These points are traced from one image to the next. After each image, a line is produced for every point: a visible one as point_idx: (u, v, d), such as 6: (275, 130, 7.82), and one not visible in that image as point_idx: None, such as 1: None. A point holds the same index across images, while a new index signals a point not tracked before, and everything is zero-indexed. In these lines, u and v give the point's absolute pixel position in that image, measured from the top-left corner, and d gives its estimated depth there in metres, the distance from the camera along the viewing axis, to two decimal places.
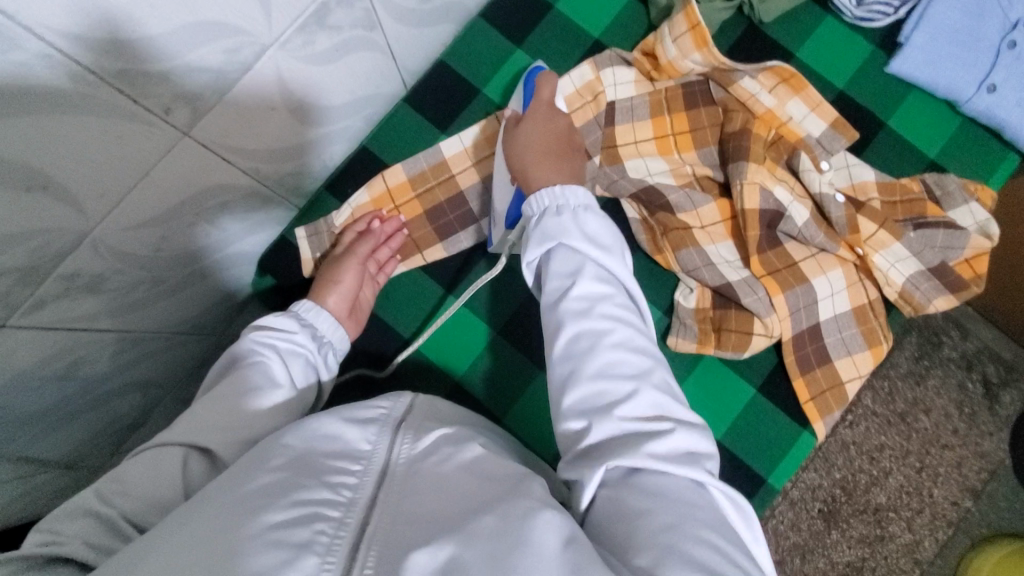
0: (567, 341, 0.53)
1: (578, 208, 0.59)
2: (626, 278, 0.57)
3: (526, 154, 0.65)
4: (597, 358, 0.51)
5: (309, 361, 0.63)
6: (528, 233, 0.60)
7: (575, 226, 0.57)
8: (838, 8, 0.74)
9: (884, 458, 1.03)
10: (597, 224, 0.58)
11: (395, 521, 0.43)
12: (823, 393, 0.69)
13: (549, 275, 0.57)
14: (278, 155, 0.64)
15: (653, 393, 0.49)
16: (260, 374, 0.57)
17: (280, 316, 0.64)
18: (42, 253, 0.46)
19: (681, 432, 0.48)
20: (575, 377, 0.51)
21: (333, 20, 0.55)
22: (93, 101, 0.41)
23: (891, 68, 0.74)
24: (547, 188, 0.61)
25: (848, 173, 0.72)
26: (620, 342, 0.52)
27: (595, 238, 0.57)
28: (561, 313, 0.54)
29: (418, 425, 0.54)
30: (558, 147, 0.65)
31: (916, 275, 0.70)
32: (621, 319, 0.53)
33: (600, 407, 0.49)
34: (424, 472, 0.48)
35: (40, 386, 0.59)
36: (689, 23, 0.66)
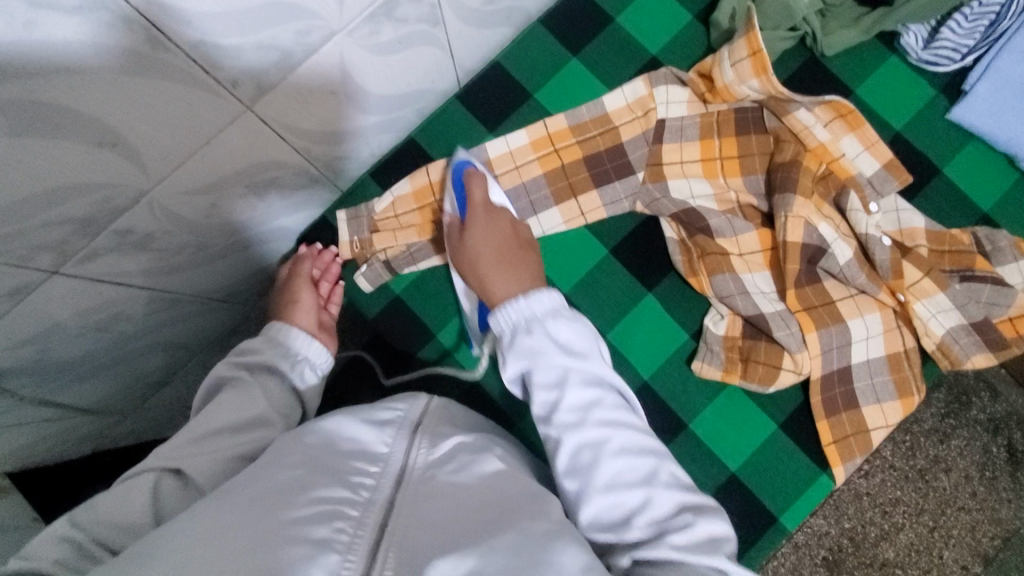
0: (570, 457, 0.55)
1: (547, 318, 0.60)
2: (609, 376, 0.59)
3: (480, 264, 0.66)
4: (604, 470, 0.53)
5: (284, 377, 0.64)
6: (503, 352, 0.60)
7: (548, 340, 0.59)
8: (903, 48, 0.74)
9: (898, 513, 1.00)
10: (569, 329, 0.60)
11: (408, 525, 0.45)
12: (847, 437, 0.67)
13: (534, 387, 0.58)
14: (330, 138, 0.65)
15: (665, 492, 0.52)
16: (240, 393, 0.60)
17: (255, 339, 0.66)
18: (101, 207, 0.48)
19: (701, 522, 0.50)
20: (586, 494, 0.52)
21: (400, 14, 0.56)
22: (169, 67, 0.42)
23: (951, 115, 0.72)
24: (512, 302, 0.61)
25: (896, 217, 0.71)
26: (622, 447, 0.54)
27: (570, 346, 0.59)
28: (557, 429, 0.56)
29: (433, 430, 0.55)
30: (508, 253, 0.66)
31: (956, 328, 0.68)
32: (615, 423, 0.55)
33: (620, 518, 0.51)
34: (438, 479, 0.50)
35: (78, 335, 0.61)
36: (750, 49, 0.66)
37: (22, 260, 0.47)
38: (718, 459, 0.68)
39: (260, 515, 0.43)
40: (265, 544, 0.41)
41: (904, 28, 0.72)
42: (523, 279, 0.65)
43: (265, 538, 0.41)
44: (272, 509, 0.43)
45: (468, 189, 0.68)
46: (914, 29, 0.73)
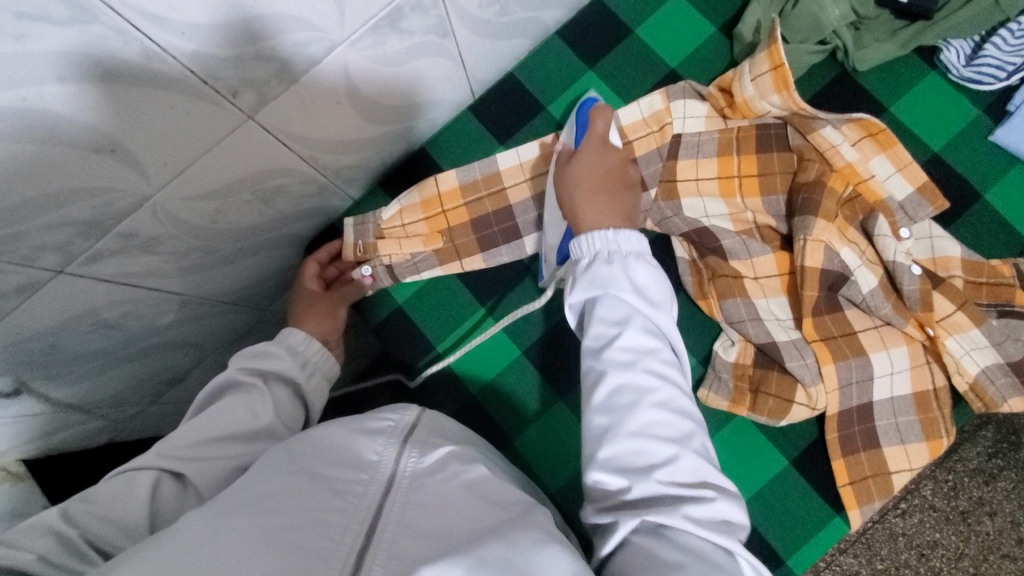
0: (608, 394, 0.51)
1: (630, 257, 0.56)
2: (672, 334, 0.55)
3: (576, 190, 0.62)
4: (640, 416, 0.49)
5: (296, 389, 0.65)
6: (575, 275, 0.57)
7: (626, 275, 0.55)
8: (943, 65, 0.69)
9: (936, 557, 0.93)
10: (650, 276, 0.55)
11: (398, 534, 0.43)
12: (865, 479, 0.63)
13: (595, 318, 0.54)
14: (337, 147, 0.66)
15: (692, 460, 0.48)
16: (249, 402, 0.59)
17: (273, 346, 0.65)
18: (104, 211, 0.49)
19: (722, 502, 0.47)
20: (614, 432, 0.49)
21: (405, 25, 0.56)
22: (166, 78, 0.43)
23: (995, 137, 0.67)
24: (600, 231, 0.57)
25: (930, 244, 0.66)
26: (664, 404, 0.50)
27: (646, 292, 0.55)
28: (605, 363, 0.52)
29: (425, 439, 0.53)
30: (608, 182, 0.62)
31: (993, 368, 0.62)
32: (666, 378, 0.51)
33: (639, 469, 0.48)
34: (428, 488, 0.48)
35: (90, 331, 0.63)
36: (771, 63, 0.62)
37: (28, 259, 0.48)
38: None
39: (244, 519, 0.41)
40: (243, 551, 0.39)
41: (945, 43, 0.68)
42: (622, 214, 0.61)
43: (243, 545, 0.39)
44: (254, 514, 0.42)
45: (589, 121, 0.66)
46: (956, 45, 0.68)
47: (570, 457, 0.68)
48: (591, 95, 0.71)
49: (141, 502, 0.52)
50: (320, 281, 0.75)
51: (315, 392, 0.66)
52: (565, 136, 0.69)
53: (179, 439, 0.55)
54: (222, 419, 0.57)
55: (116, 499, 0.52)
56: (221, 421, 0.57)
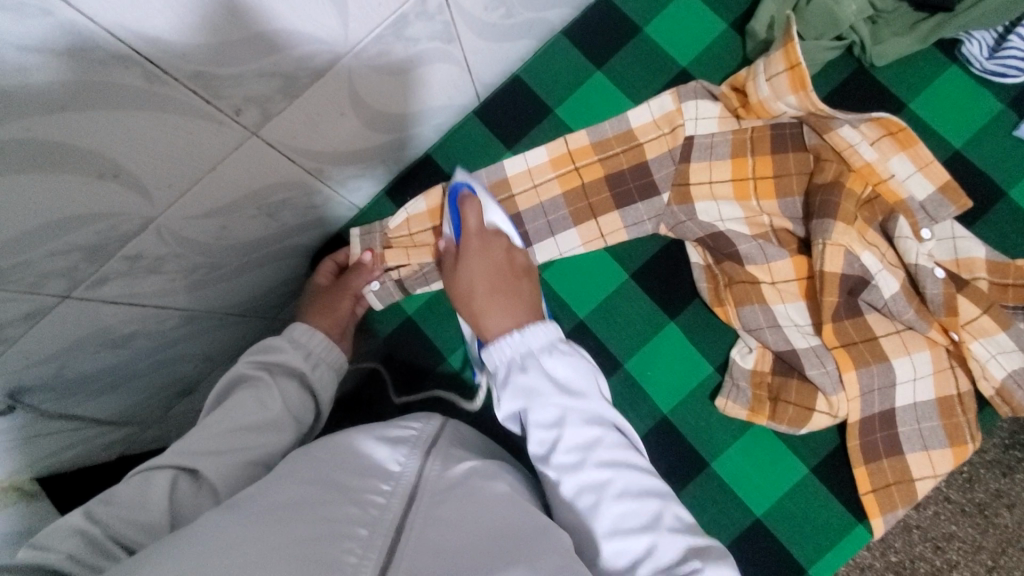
0: (571, 500, 0.51)
1: (542, 353, 0.56)
2: (608, 410, 0.55)
3: (474, 297, 0.62)
4: (606, 515, 0.50)
5: (303, 379, 0.63)
6: (499, 392, 0.57)
7: (545, 378, 0.55)
8: (965, 58, 0.67)
9: (952, 549, 0.89)
10: (565, 363, 0.56)
11: (417, 548, 0.41)
12: (888, 486, 0.61)
13: (531, 426, 0.54)
14: (342, 158, 0.64)
15: (668, 538, 0.49)
16: (257, 396, 0.58)
17: (276, 340, 0.64)
18: (107, 234, 0.48)
19: (708, 568, 0.47)
20: (588, 542, 0.50)
21: (410, 32, 0.54)
22: (167, 99, 0.41)
23: (1021, 132, 0.65)
24: (505, 338, 0.58)
25: (953, 246, 0.64)
26: (624, 490, 0.50)
27: (567, 383, 0.55)
28: (554, 472, 0.52)
29: (447, 451, 0.52)
30: (500, 282, 0.62)
31: (1021, 372, 0.60)
32: (616, 464, 0.52)
33: (623, 568, 0.49)
34: (447, 503, 0.46)
35: (97, 351, 0.62)
36: (787, 62, 0.61)
37: (34, 286, 0.48)
38: (742, 503, 0.63)
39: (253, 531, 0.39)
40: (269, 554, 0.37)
41: (967, 35, 0.66)
42: (517, 312, 0.60)
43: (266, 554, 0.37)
44: (276, 524, 0.40)
45: (462, 213, 0.66)
46: (978, 37, 0.66)
47: None
48: (459, 177, 0.69)
49: (160, 501, 0.51)
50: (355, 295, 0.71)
51: (321, 384, 0.64)
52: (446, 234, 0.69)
53: (195, 435, 0.55)
54: (236, 416, 0.56)
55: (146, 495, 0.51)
56: (236, 416, 0.56)
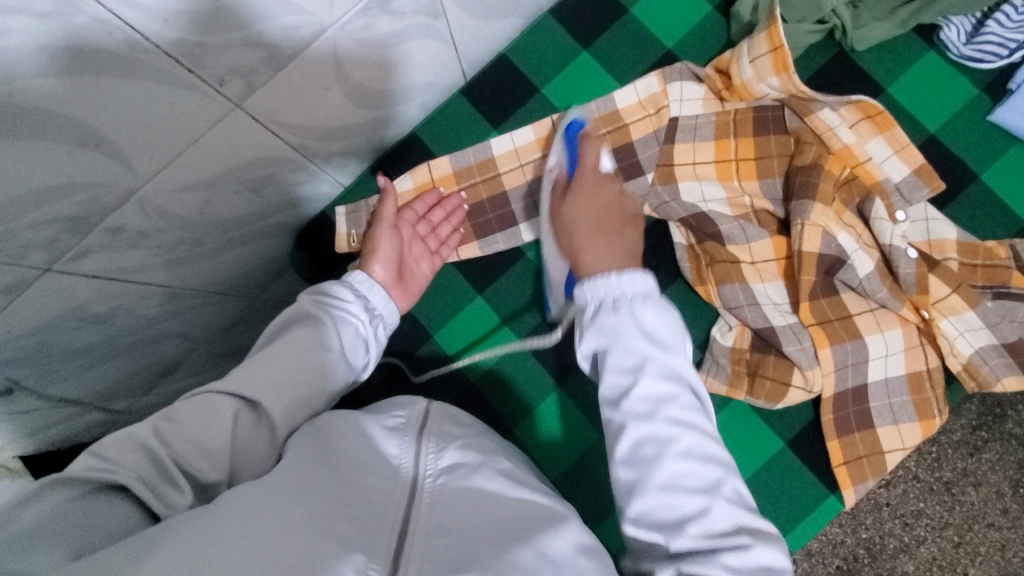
0: (630, 446, 0.50)
1: (637, 300, 0.55)
2: (690, 375, 0.53)
3: (576, 233, 0.62)
4: (665, 468, 0.48)
5: (360, 332, 0.61)
6: (583, 327, 0.56)
7: (635, 324, 0.54)
8: (943, 43, 0.68)
9: (920, 526, 0.91)
10: (659, 316, 0.54)
11: (430, 534, 0.40)
12: (859, 458, 0.64)
13: (607, 368, 0.54)
14: (327, 134, 0.64)
15: (725, 507, 0.47)
16: (316, 331, 0.57)
17: (339, 284, 0.62)
18: (90, 206, 0.48)
19: (756, 546, 0.46)
20: (641, 488, 0.48)
21: (396, 7, 0.54)
22: (150, 67, 0.41)
23: (994, 116, 0.67)
24: (601, 277, 0.56)
25: (926, 227, 0.66)
26: (688, 451, 0.49)
27: (656, 334, 0.54)
28: (622, 416, 0.51)
29: (438, 430, 0.50)
30: (606, 220, 0.62)
31: (986, 349, 0.63)
32: (686, 424, 0.50)
33: (671, 522, 0.47)
34: (454, 488, 0.45)
35: (79, 327, 0.61)
36: (770, 44, 0.62)
37: (15, 258, 0.47)
38: None
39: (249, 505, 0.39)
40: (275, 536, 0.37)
41: (945, 20, 0.67)
42: (617, 252, 0.60)
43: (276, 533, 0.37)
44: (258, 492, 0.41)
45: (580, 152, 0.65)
46: (956, 22, 0.67)
47: (568, 441, 0.69)
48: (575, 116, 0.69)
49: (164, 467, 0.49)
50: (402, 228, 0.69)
51: (357, 341, 0.60)
52: (556, 162, 0.68)
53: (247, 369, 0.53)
54: (292, 354, 0.55)
55: (197, 424, 0.49)
56: (290, 353, 0.55)
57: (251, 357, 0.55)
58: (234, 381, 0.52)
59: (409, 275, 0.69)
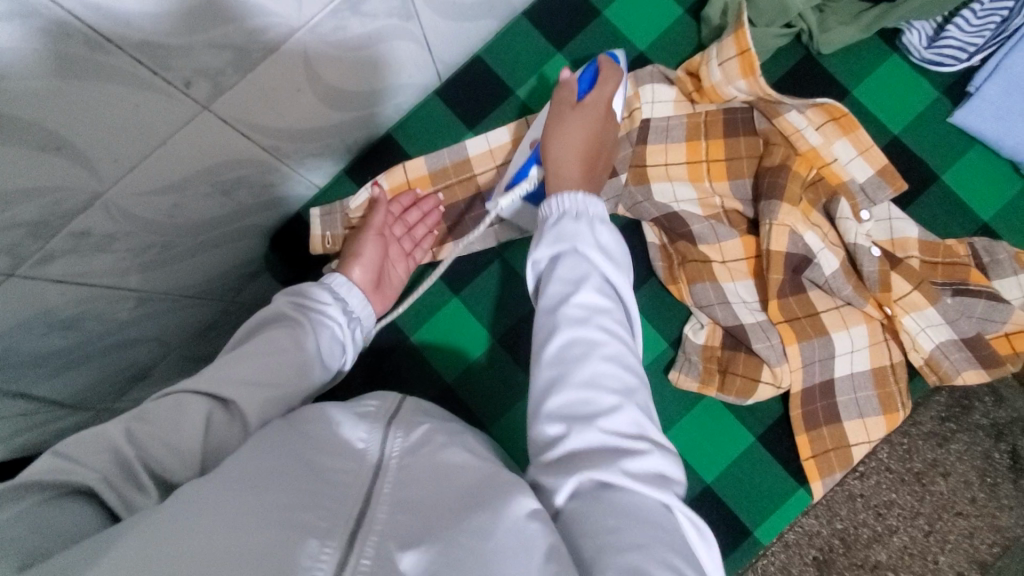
0: (560, 345, 0.50)
1: (596, 220, 0.56)
2: (627, 298, 0.54)
3: (570, 150, 0.61)
4: (588, 366, 0.48)
5: (337, 334, 0.61)
6: (543, 231, 0.56)
7: (591, 237, 0.54)
8: (905, 47, 0.70)
9: (892, 515, 0.93)
10: (613, 239, 0.55)
11: (391, 510, 0.41)
12: (827, 452, 0.65)
13: (552, 277, 0.53)
14: (300, 136, 0.64)
15: (635, 412, 0.47)
16: (293, 334, 0.56)
17: (317, 285, 0.62)
18: (53, 210, 0.47)
19: (656, 454, 0.45)
20: (561, 384, 0.48)
21: (367, 8, 0.54)
22: (112, 69, 0.41)
23: (956, 119, 0.69)
24: (570, 193, 0.57)
25: (889, 226, 0.68)
26: (613, 357, 0.49)
27: (610, 254, 0.54)
28: (558, 317, 0.51)
29: (409, 419, 0.51)
30: (592, 153, 0.61)
31: (947, 344, 0.65)
32: (615, 334, 0.50)
33: (581, 417, 0.46)
34: (418, 463, 0.45)
35: (45, 333, 0.60)
36: (738, 48, 0.63)
37: None
38: (694, 471, 0.66)
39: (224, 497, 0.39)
40: (236, 525, 0.36)
41: (908, 24, 0.69)
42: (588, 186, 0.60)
43: (236, 522, 0.37)
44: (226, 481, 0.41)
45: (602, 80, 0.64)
46: (917, 27, 0.69)
47: None
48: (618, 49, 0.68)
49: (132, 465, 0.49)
50: (382, 232, 0.69)
51: (332, 344, 0.60)
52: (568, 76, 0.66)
53: (222, 368, 0.52)
54: (267, 355, 0.54)
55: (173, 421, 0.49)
56: (266, 354, 0.54)
57: (222, 356, 0.54)
58: (207, 380, 0.51)
59: (387, 280, 0.69)
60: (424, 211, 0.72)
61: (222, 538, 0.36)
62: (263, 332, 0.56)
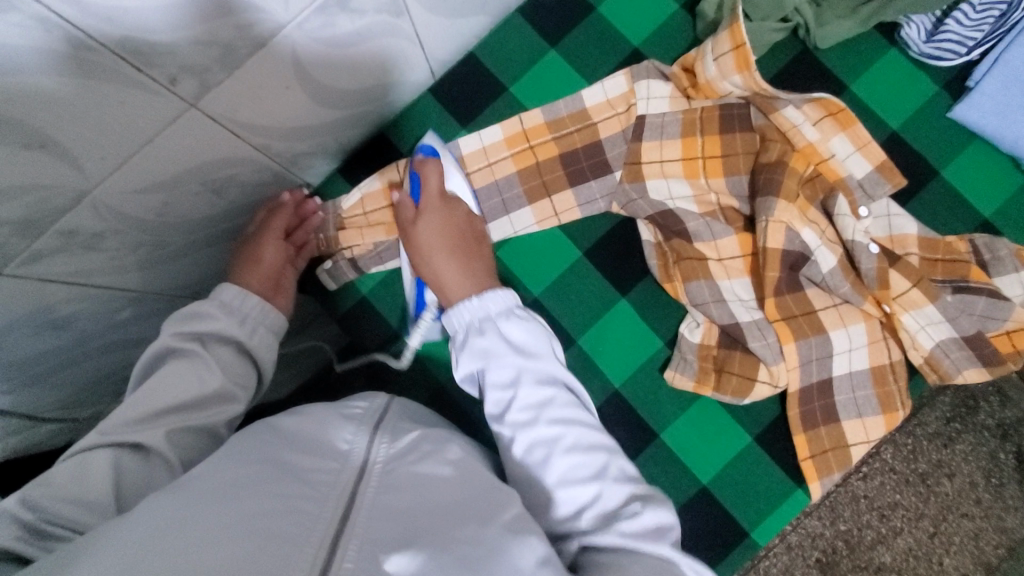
0: (523, 456, 0.53)
1: (500, 316, 0.58)
2: (562, 372, 0.57)
3: (432, 258, 0.64)
4: (554, 469, 0.51)
5: (241, 345, 0.60)
6: (456, 352, 0.59)
7: (500, 339, 0.57)
8: (904, 41, 0.69)
9: (896, 517, 0.92)
10: (524, 328, 0.57)
11: (373, 515, 0.39)
12: (825, 452, 0.65)
13: (488, 387, 0.56)
14: (291, 134, 0.63)
15: (614, 486, 0.51)
16: (193, 366, 0.56)
17: (205, 304, 0.60)
18: (39, 208, 0.47)
19: (646, 510, 0.49)
20: (540, 492, 0.52)
21: (355, 5, 0.53)
22: (93, 65, 0.40)
23: (954, 113, 0.68)
24: (466, 301, 0.59)
25: (888, 223, 0.67)
26: (573, 445, 0.52)
27: (523, 345, 0.57)
28: (509, 429, 0.54)
29: (393, 426, 0.50)
30: (460, 242, 0.64)
31: (947, 343, 0.64)
32: (567, 421, 0.53)
33: (572, 513, 0.50)
34: (403, 471, 0.44)
35: (37, 332, 0.60)
36: (733, 43, 0.62)
37: None
38: (690, 471, 0.65)
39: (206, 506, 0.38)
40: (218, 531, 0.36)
41: (905, 18, 0.68)
42: (475, 273, 0.63)
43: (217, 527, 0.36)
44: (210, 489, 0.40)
45: (423, 177, 0.66)
46: (916, 21, 0.68)
47: None
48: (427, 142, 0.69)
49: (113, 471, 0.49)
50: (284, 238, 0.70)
51: (262, 348, 0.62)
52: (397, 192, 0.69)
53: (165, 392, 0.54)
54: (174, 388, 0.54)
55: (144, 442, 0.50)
56: (173, 387, 0.54)
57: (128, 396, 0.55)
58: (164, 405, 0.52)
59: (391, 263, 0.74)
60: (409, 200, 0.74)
61: (208, 553, 0.34)
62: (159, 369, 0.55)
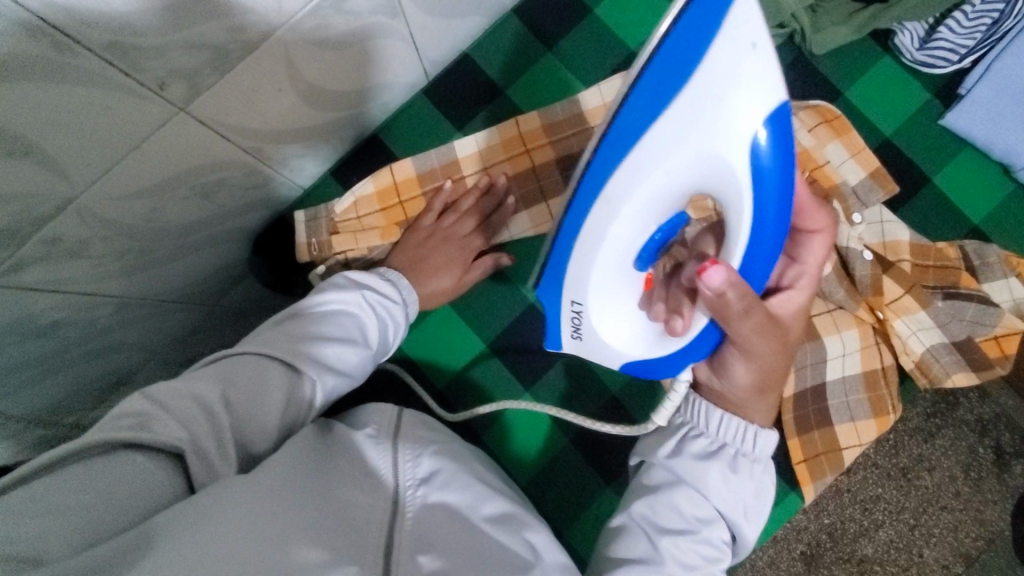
0: None
1: (758, 468, 0.54)
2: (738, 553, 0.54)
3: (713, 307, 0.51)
4: None
5: (392, 326, 0.62)
6: (688, 443, 0.55)
7: (745, 487, 0.53)
8: (897, 48, 0.69)
9: (878, 510, 0.94)
10: (764, 494, 0.54)
11: (415, 545, 0.42)
12: (818, 455, 0.65)
13: (680, 501, 0.53)
14: (283, 137, 0.62)
15: None
16: (358, 323, 0.58)
17: (378, 275, 0.64)
18: (22, 217, 0.45)
19: None
20: None
21: (351, 6, 0.52)
22: (79, 70, 0.38)
23: (946, 120, 0.69)
24: (743, 423, 0.54)
25: (881, 229, 0.68)
26: None
27: (749, 508, 0.54)
28: (667, 550, 0.51)
29: (413, 436, 0.50)
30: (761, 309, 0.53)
31: (937, 347, 0.66)
32: None
33: None
34: (432, 501, 0.45)
35: (18, 342, 0.57)
36: None
37: None
38: None
39: None
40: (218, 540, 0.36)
41: (900, 26, 0.68)
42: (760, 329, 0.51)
43: None
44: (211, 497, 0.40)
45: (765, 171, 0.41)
46: (910, 28, 0.68)
47: (534, 444, 0.69)
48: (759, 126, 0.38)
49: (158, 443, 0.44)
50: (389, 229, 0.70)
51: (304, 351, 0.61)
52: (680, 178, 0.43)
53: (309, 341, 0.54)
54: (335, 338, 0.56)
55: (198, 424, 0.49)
56: (332, 336, 0.56)
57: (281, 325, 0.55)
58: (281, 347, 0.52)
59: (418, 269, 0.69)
60: (437, 205, 0.72)
61: None
62: (329, 312, 0.58)
